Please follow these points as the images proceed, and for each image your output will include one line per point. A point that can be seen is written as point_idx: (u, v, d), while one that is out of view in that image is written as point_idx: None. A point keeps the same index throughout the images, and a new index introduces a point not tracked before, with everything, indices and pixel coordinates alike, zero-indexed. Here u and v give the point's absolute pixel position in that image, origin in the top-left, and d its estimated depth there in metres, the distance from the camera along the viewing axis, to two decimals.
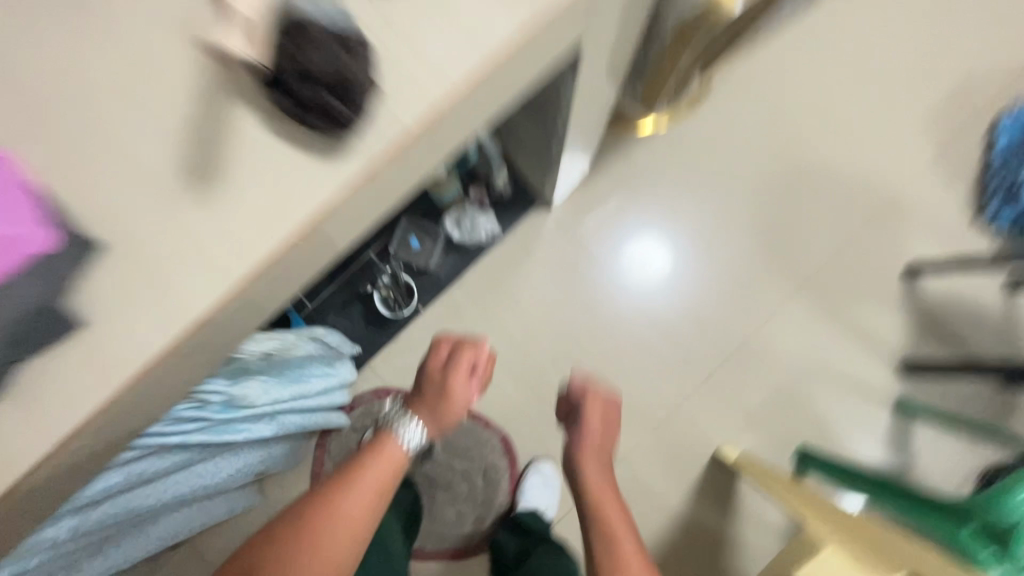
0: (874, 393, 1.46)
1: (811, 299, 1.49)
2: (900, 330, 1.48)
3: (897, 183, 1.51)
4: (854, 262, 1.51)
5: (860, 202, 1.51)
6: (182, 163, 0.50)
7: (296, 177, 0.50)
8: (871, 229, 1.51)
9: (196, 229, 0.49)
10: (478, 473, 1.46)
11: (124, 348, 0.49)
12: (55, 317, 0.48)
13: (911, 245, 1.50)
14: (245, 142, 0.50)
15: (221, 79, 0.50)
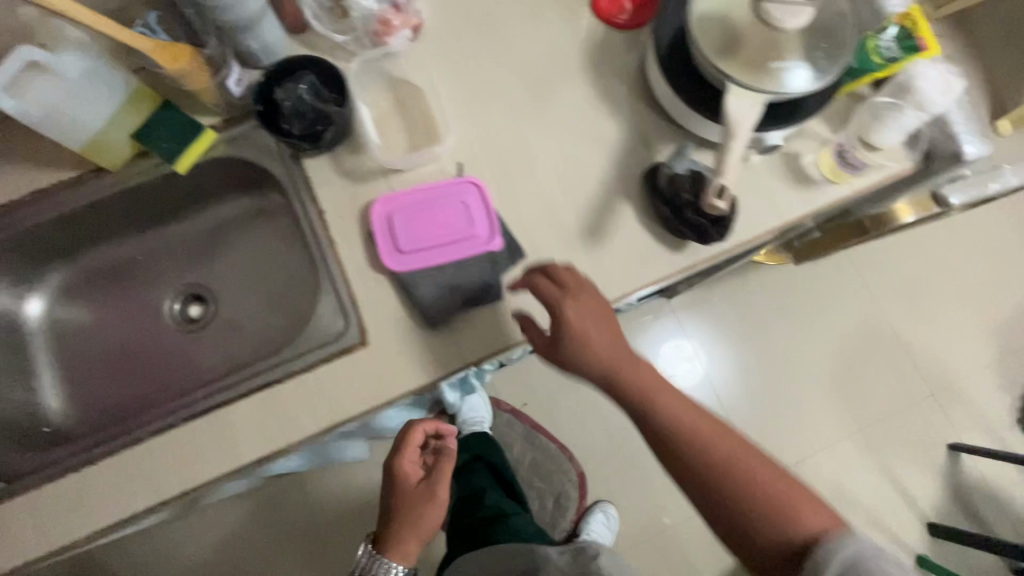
0: (899, 540, 1.67)
1: (862, 443, 1.74)
2: (934, 495, 1.71)
3: (961, 371, 1.77)
4: (909, 424, 1.75)
5: (926, 376, 1.78)
6: (578, 228, 0.82)
7: (647, 256, 0.81)
8: (929, 401, 1.76)
9: (582, 266, 0.81)
10: (551, 496, 1.69)
11: (519, 321, 0.79)
12: (489, 291, 0.79)
13: (960, 425, 1.75)
14: (622, 224, 0.82)
15: (619, 184, 0.84)
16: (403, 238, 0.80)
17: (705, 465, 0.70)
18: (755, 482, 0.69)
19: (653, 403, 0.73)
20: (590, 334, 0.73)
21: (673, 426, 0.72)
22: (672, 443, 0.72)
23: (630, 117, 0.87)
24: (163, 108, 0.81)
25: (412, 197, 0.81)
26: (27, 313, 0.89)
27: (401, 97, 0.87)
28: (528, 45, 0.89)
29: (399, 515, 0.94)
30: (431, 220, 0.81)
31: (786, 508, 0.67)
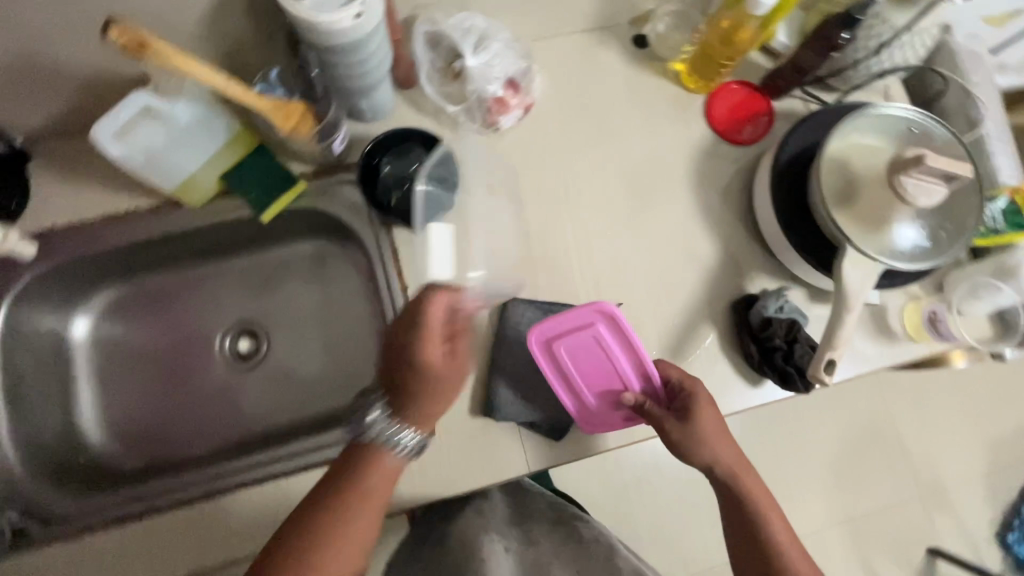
0: None
1: (849, 534, 1.76)
2: None
3: (953, 479, 1.82)
4: (894, 521, 1.79)
5: (920, 478, 1.81)
6: (660, 346, 0.81)
7: (723, 386, 0.81)
8: (917, 503, 1.80)
9: None
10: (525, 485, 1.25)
11: (588, 434, 0.78)
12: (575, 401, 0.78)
13: (941, 531, 1.79)
14: (704, 348, 0.82)
15: (706, 307, 0.83)
16: (569, 341, 0.75)
17: (758, 558, 0.68)
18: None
19: (767, 518, 0.68)
20: (711, 447, 0.70)
21: (752, 528, 0.69)
22: (759, 539, 0.68)
23: (727, 238, 0.86)
24: (258, 155, 0.77)
25: (623, 340, 0.75)
26: (74, 331, 0.85)
27: (502, 176, 0.84)
28: (634, 144, 0.88)
29: (320, 531, 0.60)
30: (599, 367, 0.76)
31: None
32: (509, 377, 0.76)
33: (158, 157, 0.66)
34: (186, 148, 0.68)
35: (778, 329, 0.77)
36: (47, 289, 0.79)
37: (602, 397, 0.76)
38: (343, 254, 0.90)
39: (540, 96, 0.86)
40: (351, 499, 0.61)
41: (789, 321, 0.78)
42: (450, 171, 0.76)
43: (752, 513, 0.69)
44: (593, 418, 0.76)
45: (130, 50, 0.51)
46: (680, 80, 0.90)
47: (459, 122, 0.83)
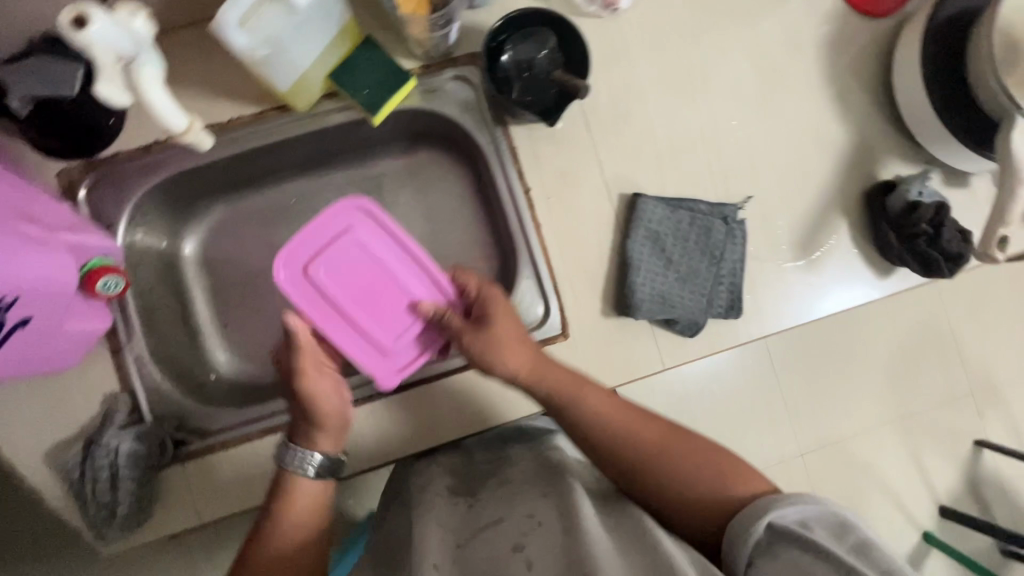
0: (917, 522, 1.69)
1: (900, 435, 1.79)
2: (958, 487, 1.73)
3: None
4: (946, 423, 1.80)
5: None
6: (792, 239, 0.79)
7: (853, 276, 0.79)
8: None
9: (788, 281, 0.79)
10: None
11: (717, 329, 0.77)
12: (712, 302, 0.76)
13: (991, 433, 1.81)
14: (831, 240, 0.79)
15: (835, 197, 0.79)
16: (324, 257, 0.69)
17: (661, 464, 0.61)
18: (718, 459, 0.61)
19: (590, 409, 0.64)
20: (502, 352, 0.65)
21: (618, 431, 0.64)
22: (637, 441, 0.63)
23: (858, 123, 0.80)
24: (366, 48, 0.71)
25: (380, 241, 0.70)
26: (183, 251, 0.83)
27: (619, 64, 0.77)
28: (761, 22, 0.80)
29: (302, 396, 0.63)
30: (365, 271, 0.70)
31: (698, 473, 0.60)
32: (643, 276, 0.75)
33: (279, 50, 0.61)
34: (306, 40, 0.62)
35: (927, 212, 0.74)
36: (154, 206, 0.77)
37: (387, 327, 0.70)
38: (445, 161, 0.87)
39: None
40: (299, 385, 0.64)
41: (934, 204, 0.75)
42: (579, 54, 0.69)
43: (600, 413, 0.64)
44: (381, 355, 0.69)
45: None
46: None
47: (575, 3, 0.76)
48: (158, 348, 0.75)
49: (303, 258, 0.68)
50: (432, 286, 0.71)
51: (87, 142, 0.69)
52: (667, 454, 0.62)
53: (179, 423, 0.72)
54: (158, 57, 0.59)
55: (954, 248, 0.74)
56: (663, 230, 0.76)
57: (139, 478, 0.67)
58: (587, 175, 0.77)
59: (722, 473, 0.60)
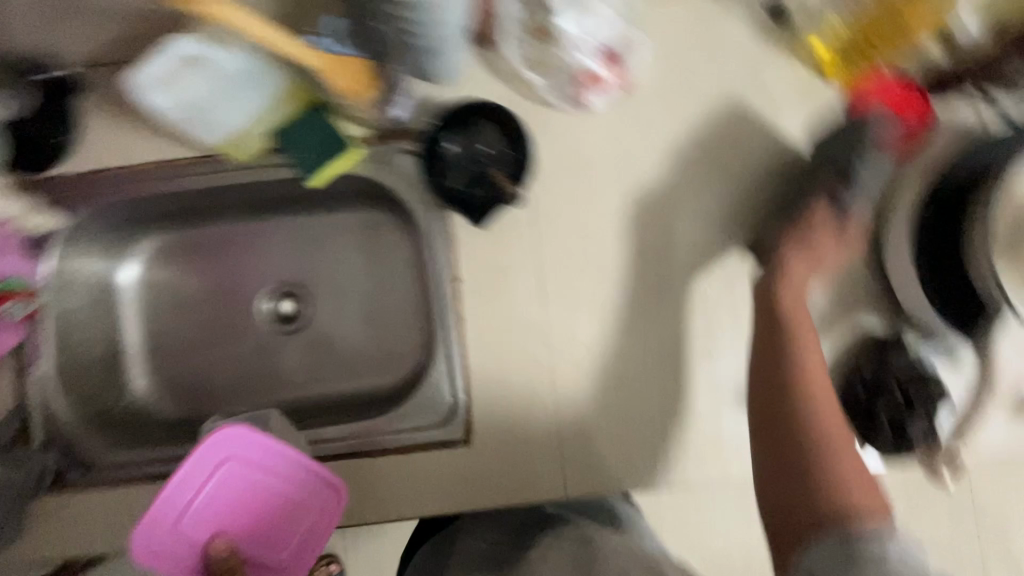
0: None
1: None
2: None
3: None
4: None
5: None
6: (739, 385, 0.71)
7: None
8: None
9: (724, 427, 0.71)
10: None
11: (634, 470, 0.70)
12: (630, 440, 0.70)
13: None
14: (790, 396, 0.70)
15: None
16: (196, 507, 0.60)
17: (806, 436, 0.58)
18: (853, 480, 0.55)
19: (816, 406, 0.59)
20: (813, 386, 0.60)
21: (812, 410, 0.59)
22: (808, 424, 0.58)
23: (839, 271, 0.71)
24: (314, 113, 0.68)
25: (258, 462, 0.61)
26: (125, 273, 0.83)
27: (579, 165, 0.72)
28: (746, 143, 0.73)
29: None
30: (244, 498, 0.62)
31: (846, 486, 0.54)
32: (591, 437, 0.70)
33: (202, 114, 0.62)
34: (232, 106, 0.63)
35: (912, 391, 0.65)
36: (93, 228, 0.77)
37: (279, 545, 0.62)
38: (393, 227, 0.84)
39: (638, 72, 0.72)
40: None
41: (919, 377, 0.66)
42: None
43: (793, 393, 0.60)
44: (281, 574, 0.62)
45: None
46: (817, 66, 0.73)
47: (540, 94, 0.71)
48: (65, 369, 0.75)
49: (173, 519, 0.59)
50: (314, 488, 0.62)
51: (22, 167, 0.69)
52: (856, 466, 0.56)
53: (66, 450, 0.73)
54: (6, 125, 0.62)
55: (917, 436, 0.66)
56: (597, 360, 0.71)
57: None
58: (522, 275, 0.72)
59: (835, 459, 0.56)
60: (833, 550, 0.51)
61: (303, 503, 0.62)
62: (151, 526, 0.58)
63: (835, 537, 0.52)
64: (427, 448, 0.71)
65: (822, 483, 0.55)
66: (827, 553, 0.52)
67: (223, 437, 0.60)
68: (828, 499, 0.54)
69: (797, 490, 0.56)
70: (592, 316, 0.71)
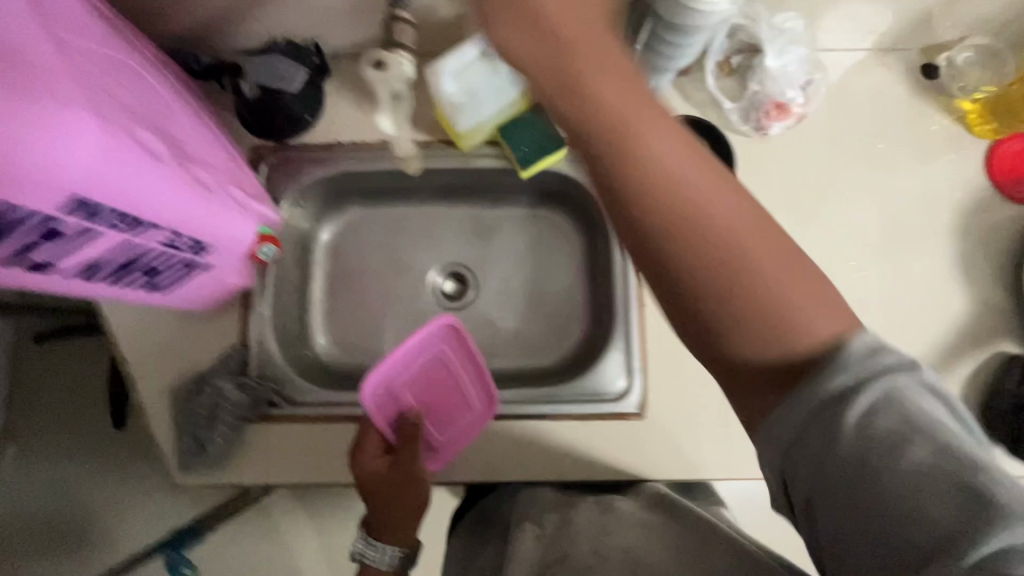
0: None
1: None
2: None
3: None
4: None
5: None
6: None
7: None
8: None
9: None
10: None
11: None
12: None
13: None
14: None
15: (938, 362, 0.79)
16: (404, 374, 0.77)
17: (666, 230, 0.46)
18: (761, 262, 0.45)
19: (652, 172, 0.46)
20: (655, 129, 0.47)
21: (677, 203, 0.46)
22: (671, 228, 0.46)
23: (979, 297, 0.80)
24: (535, 112, 0.80)
25: (454, 357, 0.80)
26: (321, 236, 0.93)
27: (755, 182, 0.82)
28: (898, 177, 0.83)
29: (387, 485, 0.72)
30: (434, 380, 0.80)
31: (739, 297, 0.45)
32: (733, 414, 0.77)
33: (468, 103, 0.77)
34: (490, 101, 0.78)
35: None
36: (315, 193, 0.88)
37: (439, 424, 0.79)
38: (564, 222, 0.95)
39: (812, 110, 0.84)
40: (380, 482, 0.72)
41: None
42: None
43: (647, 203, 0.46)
44: (436, 450, 0.78)
45: None
46: (967, 118, 0.83)
47: (729, 118, 0.82)
48: (275, 313, 0.84)
49: (388, 376, 0.76)
50: (482, 392, 0.79)
51: (268, 128, 0.80)
52: (739, 243, 0.45)
53: (276, 387, 0.79)
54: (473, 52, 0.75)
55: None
56: None
57: (233, 424, 0.74)
58: None
59: (756, 277, 0.44)
60: (813, 453, 0.43)
61: (467, 399, 0.80)
62: (376, 376, 0.75)
63: (820, 398, 0.43)
64: (600, 416, 0.78)
65: (733, 309, 0.45)
66: (799, 450, 0.44)
67: (446, 325, 0.79)
68: (761, 358, 0.45)
69: (726, 332, 0.45)
70: None
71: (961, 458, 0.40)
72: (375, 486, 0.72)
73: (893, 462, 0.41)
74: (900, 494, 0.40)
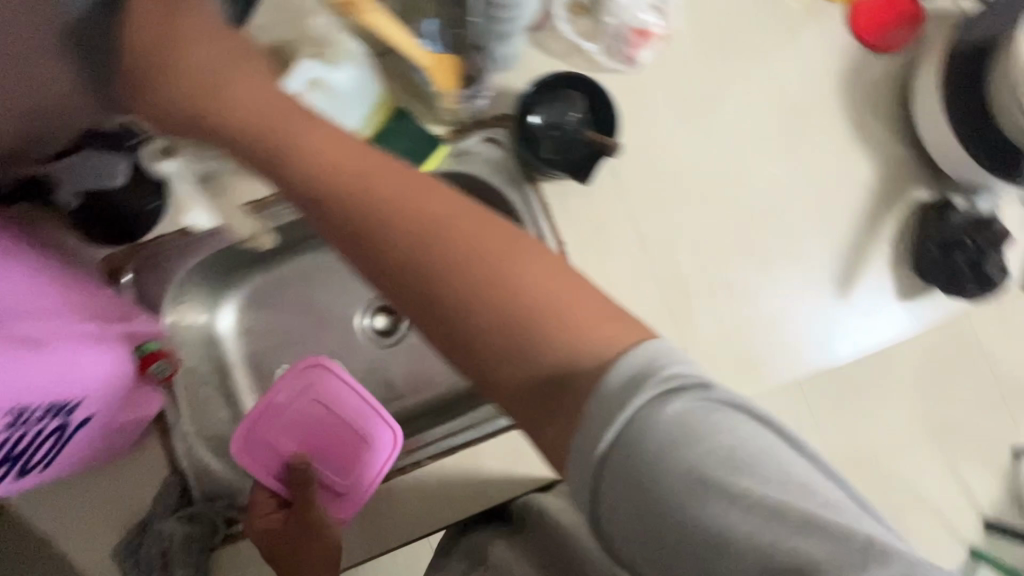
0: None
1: None
2: None
3: None
4: None
5: None
6: (829, 276, 0.80)
7: (888, 305, 0.81)
8: None
9: (828, 313, 0.80)
10: None
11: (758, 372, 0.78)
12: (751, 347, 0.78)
13: None
14: (870, 272, 0.80)
15: (862, 232, 0.81)
16: (284, 423, 0.77)
17: (454, 281, 0.45)
18: (569, 308, 0.44)
19: (447, 284, 0.45)
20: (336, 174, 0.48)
21: (435, 277, 0.45)
22: (486, 335, 0.44)
23: (883, 158, 0.81)
24: (397, 119, 0.73)
25: (336, 399, 0.79)
26: (222, 324, 0.84)
27: (645, 118, 0.79)
28: (775, 64, 0.81)
29: (287, 537, 0.67)
30: (323, 429, 0.79)
31: (481, 295, 0.44)
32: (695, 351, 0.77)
33: None
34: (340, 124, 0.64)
35: (980, 234, 0.75)
36: (195, 282, 0.78)
37: (343, 472, 0.76)
38: None
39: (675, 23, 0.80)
40: (278, 537, 0.67)
41: (977, 220, 0.76)
42: (608, 108, 0.70)
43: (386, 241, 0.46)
44: (342, 495, 0.74)
45: None
46: None
47: (597, 61, 0.77)
48: (200, 427, 0.76)
49: (266, 430, 0.77)
50: (377, 423, 0.78)
51: (115, 230, 0.68)
52: (462, 249, 0.45)
53: (230, 501, 0.73)
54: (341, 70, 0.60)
55: (998, 269, 0.74)
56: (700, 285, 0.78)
57: (196, 564, 0.67)
58: (621, 225, 0.78)
59: (516, 292, 0.44)
60: (624, 488, 0.40)
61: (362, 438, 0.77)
62: (250, 433, 0.76)
63: (605, 455, 0.40)
64: None
65: (482, 318, 0.44)
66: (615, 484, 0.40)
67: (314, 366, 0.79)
68: (565, 353, 0.43)
69: (508, 367, 0.44)
70: (693, 249, 0.79)
71: (779, 495, 0.38)
72: (277, 548, 0.67)
73: (730, 485, 0.38)
74: (703, 525, 0.38)
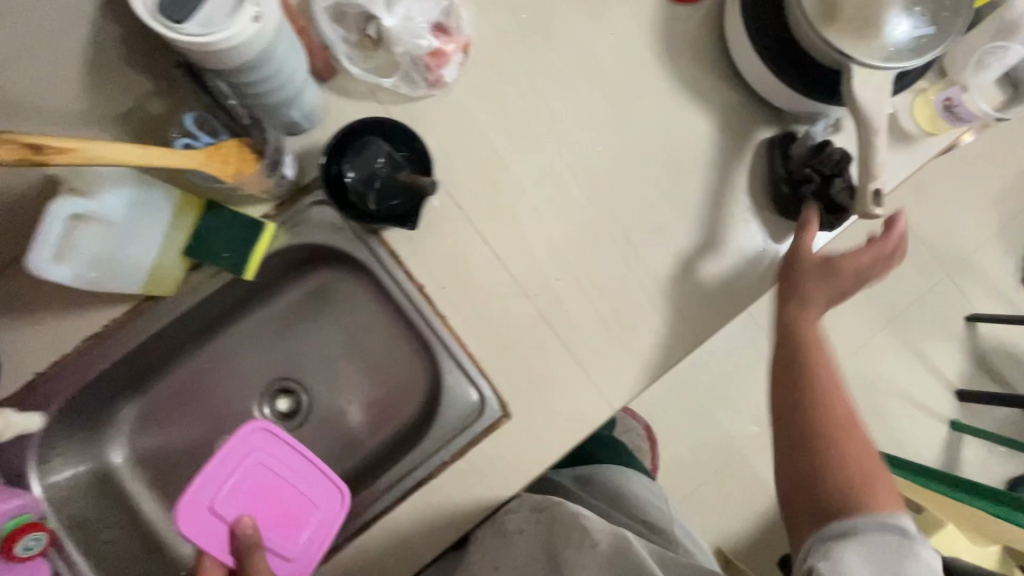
0: (940, 415, 1.60)
1: (918, 323, 1.59)
2: (965, 364, 1.63)
3: (1015, 231, 1.62)
4: (971, 287, 1.63)
5: (988, 236, 1.61)
6: (698, 240, 0.79)
7: (764, 249, 0.80)
8: (986, 262, 1.62)
9: (704, 280, 0.78)
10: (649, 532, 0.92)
11: (654, 354, 0.77)
12: (641, 334, 0.77)
13: (1007, 281, 1.64)
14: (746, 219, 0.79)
15: (719, 187, 0.79)
16: (228, 488, 0.69)
17: (840, 465, 0.64)
18: (890, 493, 0.62)
19: (839, 457, 0.64)
20: None
21: (828, 425, 0.66)
22: (831, 465, 0.64)
23: (718, 108, 0.80)
24: (211, 214, 0.69)
25: (282, 464, 0.72)
26: (114, 462, 0.80)
27: (468, 137, 0.76)
28: (588, 45, 0.79)
29: None
30: (268, 494, 0.71)
31: (865, 486, 0.62)
32: (584, 354, 0.76)
33: (112, 266, 0.60)
34: (136, 240, 0.61)
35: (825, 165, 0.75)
36: (64, 433, 0.74)
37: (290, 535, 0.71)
38: (344, 279, 0.84)
39: (474, 33, 0.76)
40: None
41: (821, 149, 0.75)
42: (419, 146, 0.68)
43: None
44: (291, 561, 0.70)
45: (32, 160, 0.43)
46: None
47: (401, 93, 0.74)
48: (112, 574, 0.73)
49: (212, 494, 0.68)
50: (326, 482, 0.72)
51: None
52: (855, 441, 0.66)
53: None
54: (77, 202, 0.56)
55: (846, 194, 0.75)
56: (571, 286, 0.76)
57: None
58: (476, 251, 0.75)
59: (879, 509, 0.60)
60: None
61: (309, 501, 0.72)
62: (193, 502, 0.67)
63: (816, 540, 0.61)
64: (477, 440, 0.74)
65: (852, 487, 0.62)
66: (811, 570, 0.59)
67: (252, 428, 0.71)
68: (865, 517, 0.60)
69: (822, 481, 0.64)
70: (556, 252, 0.77)
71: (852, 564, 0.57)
72: None
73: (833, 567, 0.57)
74: None
